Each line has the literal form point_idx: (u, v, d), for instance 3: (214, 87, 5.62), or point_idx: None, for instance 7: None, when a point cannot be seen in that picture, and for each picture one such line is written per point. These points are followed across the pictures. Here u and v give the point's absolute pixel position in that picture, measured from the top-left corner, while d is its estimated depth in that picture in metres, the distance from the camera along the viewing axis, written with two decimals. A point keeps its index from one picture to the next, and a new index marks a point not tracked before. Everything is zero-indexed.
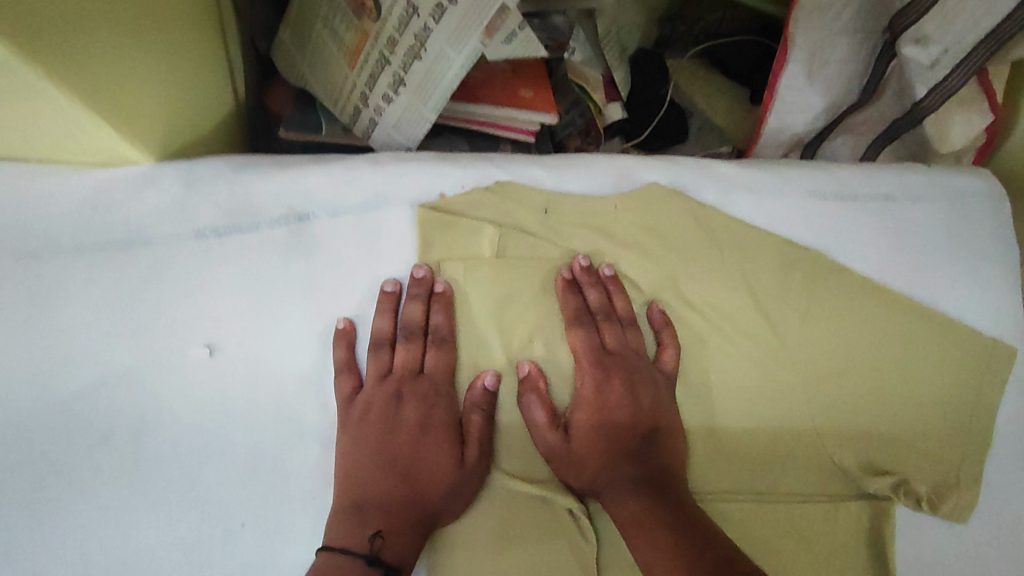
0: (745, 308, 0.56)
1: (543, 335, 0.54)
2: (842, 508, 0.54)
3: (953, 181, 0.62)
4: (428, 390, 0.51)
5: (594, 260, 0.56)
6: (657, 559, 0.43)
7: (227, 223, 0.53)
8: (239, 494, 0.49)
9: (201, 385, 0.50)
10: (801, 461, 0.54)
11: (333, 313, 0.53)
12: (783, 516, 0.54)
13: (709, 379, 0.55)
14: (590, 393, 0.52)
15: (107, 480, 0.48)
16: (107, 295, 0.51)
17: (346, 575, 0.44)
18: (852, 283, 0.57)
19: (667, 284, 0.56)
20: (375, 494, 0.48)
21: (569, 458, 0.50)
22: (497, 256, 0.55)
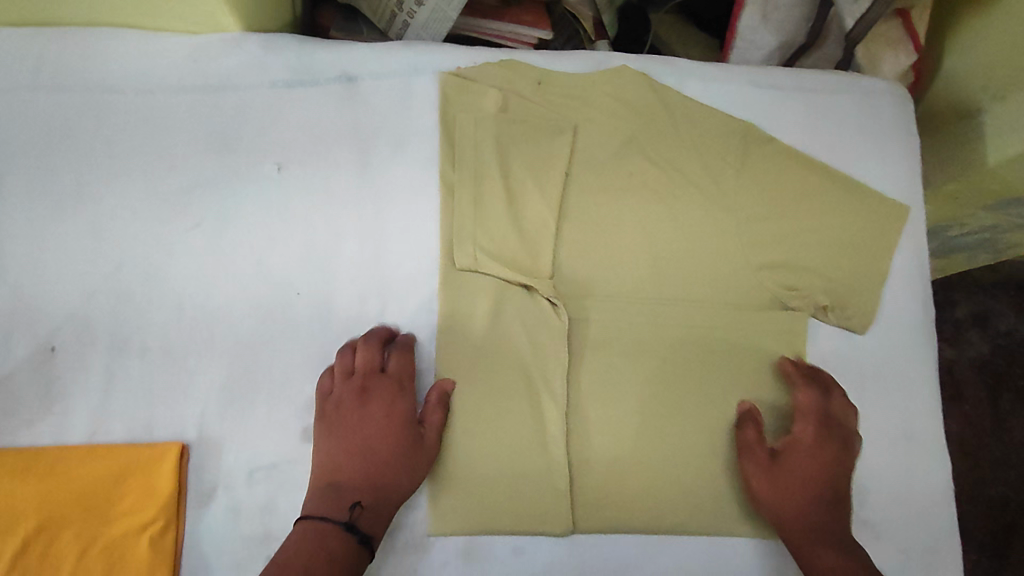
0: (695, 165, 0.71)
1: (534, 175, 0.69)
2: (764, 314, 0.70)
3: (866, 83, 0.78)
4: (391, 389, 0.62)
5: (574, 119, 0.71)
6: (829, 560, 0.61)
7: (296, 78, 0.68)
8: (296, 271, 0.64)
9: (270, 192, 0.65)
10: (732, 280, 0.70)
11: (371, 149, 0.68)
12: (715, 315, 0.69)
13: (662, 215, 0.70)
14: (814, 447, 0.65)
15: (199, 254, 0.63)
16: (203, 124, 0.66)
17: (325, 541, 0.55)
18: (780, 150, 0.73)
19: (632, 141, 0.71)
20: (347, 479, 0.59)
21: (776, 492, 0.64)
22: (501, 111, 0.70)
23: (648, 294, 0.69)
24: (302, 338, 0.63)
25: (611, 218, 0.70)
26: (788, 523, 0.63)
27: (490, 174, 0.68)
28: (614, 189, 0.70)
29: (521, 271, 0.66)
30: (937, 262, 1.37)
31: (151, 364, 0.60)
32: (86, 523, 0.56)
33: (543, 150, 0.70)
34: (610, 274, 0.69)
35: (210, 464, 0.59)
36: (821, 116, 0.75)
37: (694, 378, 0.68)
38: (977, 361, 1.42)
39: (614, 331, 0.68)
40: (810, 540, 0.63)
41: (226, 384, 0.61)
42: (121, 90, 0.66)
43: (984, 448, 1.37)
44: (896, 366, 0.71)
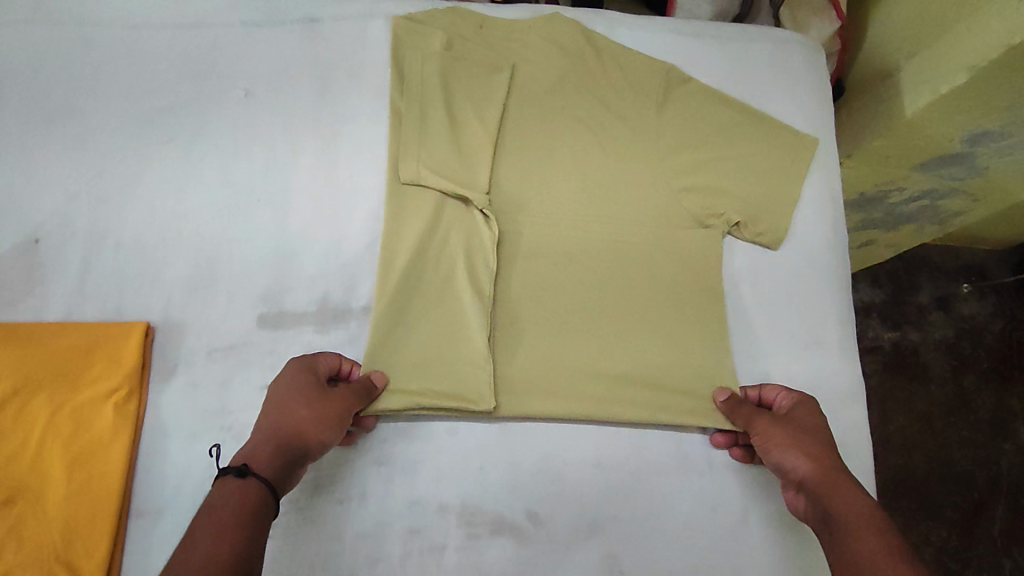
0: (624, 98, 0.78)
1: (472, 104, 0.76)
2: (682, 230, 0.76)
3: (778, 34, 0.86)
4: (308, 364, 0.62)
5: (511, 59, 0.79)
6: (836, 495, 0.56)
7: (265, 19, 0.77)
8: (257, 181, 0.71)
9: (235, 113, 0.73)
10: (653, 201, 0.76)
11: (328, 80, 0.76)
12: (635, 237, 0.75)
13: (591, 140, 0.77)
14: (803, 411, 0.65)
15: (171, 164, 0.71)
16: (179, 54, 0.74)
17: (233, 491, 0.51)
18: (699, 88, 0.80)
19: (563, 78, 0.79)
20: (264, 442, 0.56)
21: (788, 446, 0.61)
22: (445, 47, 0.77)
23: (576, 216, 0.75)
24: (261, 238, 0.70)
25: (543, 143, 0.77)
26: (812, 472, 0.59)
27: (434, 101, 0.74)
28: (547, 119, 0.78)
29: (460, 184, 0.72)
30: (890, 237, 1.43)
31: (123, 256, 0.68)
32: (59, 388, 0.62)
33: (482, 83, 0.77)
34: (541, 194, 0.75)
35: (172, 343, 0.66)
36: (738, 62, 0.84)
37: (615, 295, 0.74)
38: (941, 343, 1.49)
39: (542, 246, 0.74)
40: (836, 480, 0.57)
41: (190, 275, 0.68)
42: (112, 25, 0.74)
43: (948, 425, 1.43)
44: (811, 280, 0.77)
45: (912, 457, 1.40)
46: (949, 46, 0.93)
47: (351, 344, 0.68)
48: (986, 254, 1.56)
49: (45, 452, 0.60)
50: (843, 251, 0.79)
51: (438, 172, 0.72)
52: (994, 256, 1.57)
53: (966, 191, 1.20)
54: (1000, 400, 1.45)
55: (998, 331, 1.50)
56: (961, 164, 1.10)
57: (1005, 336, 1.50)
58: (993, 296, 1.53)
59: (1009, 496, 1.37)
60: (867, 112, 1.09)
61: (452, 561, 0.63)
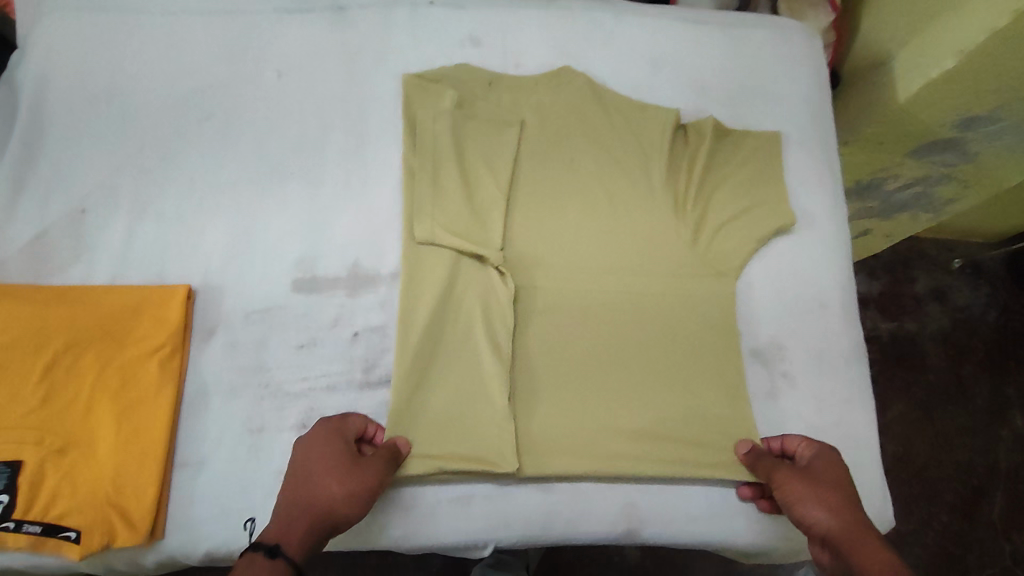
0: (631, 152, 0.79)
1: (484, 154, 0.76)
2: (701, 281, 0.75)
3: (776, 21, 0.91)
4: (333, 426, 0.62)
5: (518, 103, 0.80)
6: (864, 551, 0.53)
7: (295, 6, 0.82)
8: (288, 159, 0.75)
9: (268, 94, 0.78)
10: (669, 247, 0.75)
11: (355, 63, 0.80)
12: (653, 287, 0.74)
13: (597, 142, 0.79)
14: (824, 464, 0.64)
15: (208, 141, 0.75)
16: (214, 39, 0.79)
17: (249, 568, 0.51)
18: (710, 129, 0.80)
19: (569, 126, 0.79)
20: (286, 514, 0.55)
21: (808, 500, 0.59)
22: (455, 104, 0.77)
23: (593, 269, 0.74)
24: (294, 211, 0.74)
25: (556, 200, 0.76)
26: (836, 524, 0.57)
27: (446, 157, 0.74)
28: (558, 175, 0.77)
29: (474, 242, 0.71)
30: (887, 226, 1.47)
31: (165, 225, 0.71)
32: (107, 345, 0.65)
33: (492, 139, 0.77)
34: (557, 251, 0.75)
35: (212, 306, 0.69)
36: (740, 48, 0.88)
37: (632, 346, 0.73)
38: (939, 333, 1.53)
39: (558, 300, 0.73)
40: (860, 533, 0.55)
41: (227, 244, 0.71)
42: (151, 11, 0.79)
43: (946, 413, 1.47)
44: (816, 248, 0.79)
45: (912, 443, 1.44)
46: (940, 33, 0.97)
47: (380, 307, 0.71)
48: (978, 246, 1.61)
49: (96, 406, 0.63)
50: (843, 221, 0.82)
51: (452, 231, 0.71)
52: (987, 248, 1.61)
53: (958, 178, 1.24)
54: (996, 389, 1.49)
55: (993, 321, 1.55)
56: (954, 150, 1.14)
57: (999, 326, 1.55)
58: (988, 288, 1.58)
59: (1007, 481, 1.41)
60: (864, 100, 1.13)
61: (480, 510, 0.67)
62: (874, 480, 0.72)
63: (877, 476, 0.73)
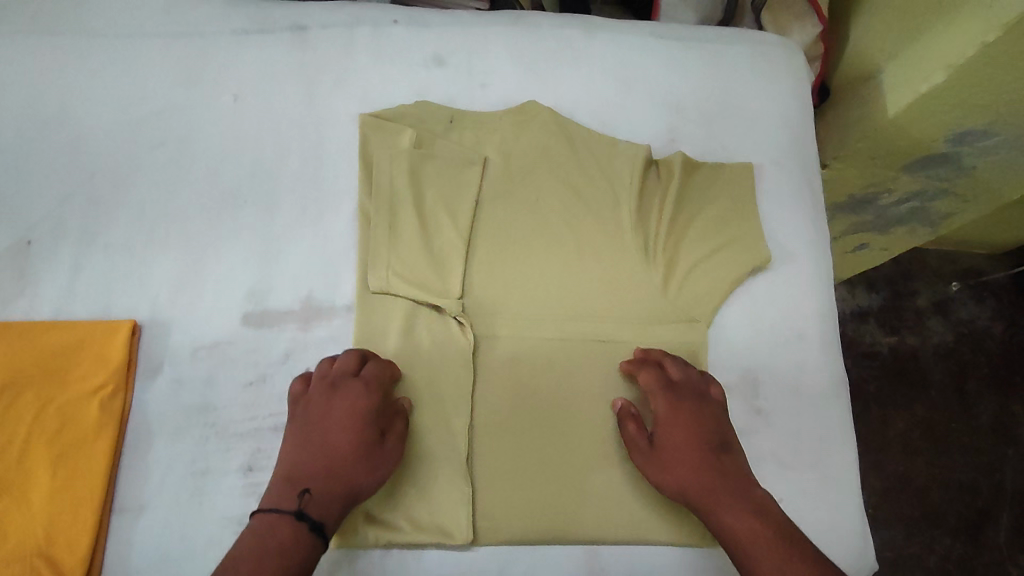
0: (598, 192, 0.76)
1: (444, 197, 0.74)
2: (669, 329, 0.72)
3: (755, 36, 0.87)
4: (359, 387, 0.62)
5: (482, 138, 0.77)
6: (724, 521, 0.59)
7: (254, 28, 0.79)
8: (244, 185, 0.73)
9: (226, 119, 0.75)
10: (637, 294, 0.72)
11: (314, 86, 0.78)
12: (620, 336, 0.71)
13: (566, 175, 0.77)
14: (670, 420, 0.65)
15: (161, 168, 0.72)
16: (171, 63, 0.77)
17: (276, 532, 0.55)
18: (679, 166, 0.77)
19: (532, 167, 0.77)
20: (306, 470, 0.59)
21: (666, 476, 0.63)
22: (414, 146, 0.75)
23: (558, 318, 0.71)
24: (247, 241, 0.71)
25: (521, 247, 0.74)
26: (691, 492, 0.62)
27: (404, 201, 0.73)
28: (522, 217, 0.75)
29: (433, 292, 0.69)
30: (883, 240, 1.43)
31: (112, 256, 0.69)
32: (46, 385, 0.63)
33: (454, 181, 0.75)
34: (518, 297, 0.71)
35: (159, 341, 0.66)
36: (718, 62, 0.84)
37: (599, 400, 0.69)
38: (941, 347, 1.49)
39: (519, 352, 0.70)
40: (715, 501, 0.60)
41: (178, 276, 0.69)
42: (103, 33, 0.77)
43: (949, 432, 1.41)
44: (795, 278, 0.76)
45: (914, 464, 1.39)
46: (927, 45, 0.94)
47: (336, 340, 0.69)
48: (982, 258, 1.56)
49: (32, 450, 0.61)
50: (824, 247, 0.79)
51: (409, 281, 0.70)
52: (990, 260, 1.57)
53: (955, 192, 1.21)
54: (1001, 407, 1.44)
55: (997, 334, 1.50)
56: (949, 163, 1.11)
57: (1003, 340, 1.50)
58: (991, 301, 1.53)
59: (1013, 502, 1.36)
60: (851, 115, 1.08)
61: (434, 559, 0.63)
62: (854, 519, 0.69)
63: (857, 516, 0.69)
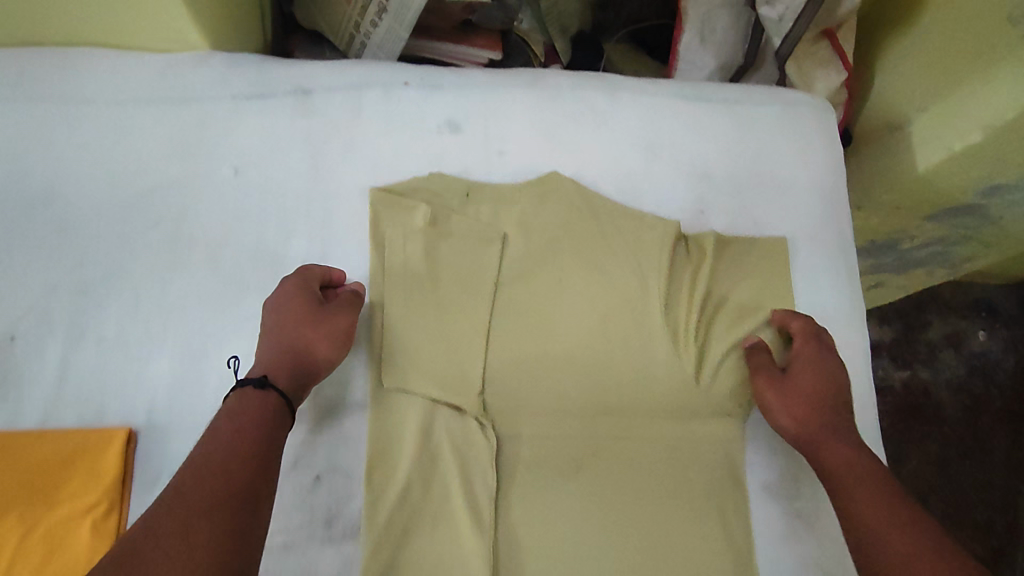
0: (625, 271, 0.71)
1: (463, 280, 0.70)
2: (701, 423, 0.68)
3: (786, 96, 0.82)
4: (303, 289, 0.64)
5: (502, 212, 0.72)
6: (835, 462, 0.62)
7: (254, 92, 0.74)
8: (248, 269, 0.68)
9: (227, 195, 0.70)
10: (670, 386, 0.68)
11: (321, 157, 0.73)
12: (651, 430, 0.68)
13: (591, 253, 0.72)
14: (811, 360, 0.68)
15: (158, 252, 0.68)
16: (166, 133, 0.71)
17: (249, 409, 0.56)
18: (710, 244, 0.73)
19: (555, 246, 0.72)
20: (266, 364, 0.61)
21: (783, 408, 0.66)
22: (429, 225, 0.70)
23: (585, 412, 0.68)
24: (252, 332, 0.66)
25: (545, 334, 0.69)
26: (806, 430, 0.65)
27: (421, 286, 0.69)
28: (545, 301, 0.70)
29: (453, 391, 0.66)
30: (900, 279, 1.39)
31: (105, 353, 0.64)
32: (32, 505, 0.57)
33: (472, 261, 0.70)
34: (542, 391, 0.67)
35: (158, 449, 0.62)
36: (748, 127, 0.79)
37: (630, 499, 0.66)
38: (954, 381, 1.43)
39: (545, 451, 0.66)
40: (827, 437, 0.64)
41: (178, 373, 0.64)
42: (91, 102, 0.71)
43: (963, 470, 1.37)
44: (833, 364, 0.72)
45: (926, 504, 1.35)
46: (960, 103, 0.89)
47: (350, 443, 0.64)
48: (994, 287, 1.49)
49: None
50: (861, 325, 0.75)
51: (429, 378, 0.66)
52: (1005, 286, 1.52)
53: (977, 239, 1.16)
54: (1017, 442, 1.39)
55: (1009, 365, 1.45)
56: (973, 214, 1.07)
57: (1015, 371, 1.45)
58: (1004, 331, 1.48)
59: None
60: (877, 165, 1.03)
61: None
62: None
63: None
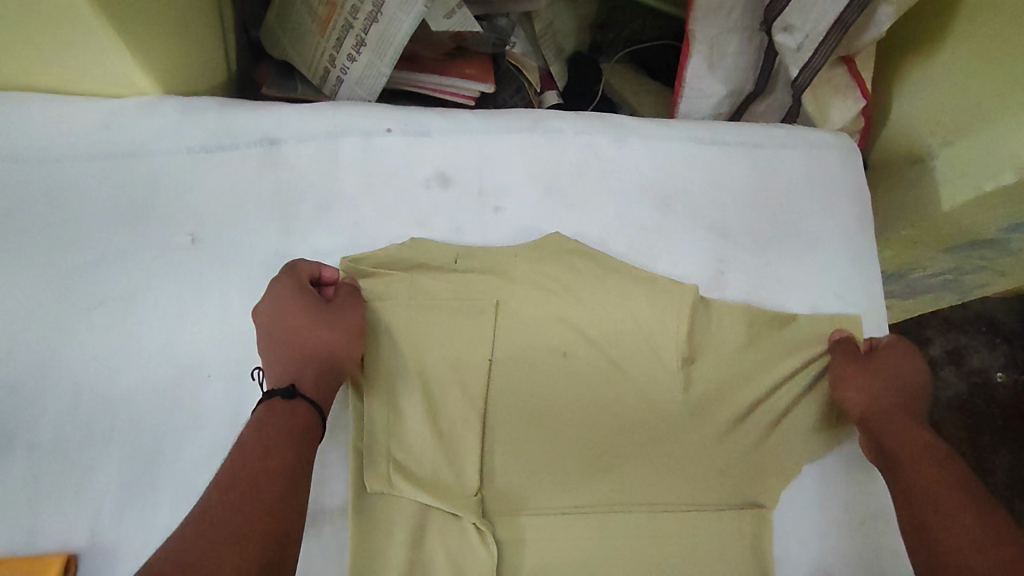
0: (637, 345, 0.63)
1: (454, 363, 0.61)
2: (726, 518, 0.60)
3: (809, 136, 0.74)
4: (299, 288, 0.58)
5: (498, 278, 0.64)
6: (908, 446, 0.56)
7: (214, 142, 0.64)
8: (205, 352, 0.59)
9: (181, 264, 0.61)
10: (689, 474, 0.61)
11: (289, 217, 0.63)
12: (672, 527, 0.60)
13: (598, 323, 0.64)
14: (896, 352, 0.63)
15: (100, 336, 0.58)
16: (112, 193, 0.62)
17: (282, 420, 0.51)
18: (731, 310, 0.65)
19: (557, 318, 0.63)
20: (284, 370, 0.55)
21: (858, 390, 0.60)
22: (413, 299, 0.62)
23: (599, 507, 0.59)
24: (210, 429, 0.57)
25: (547, 419, 0.61)
26: (877, 410, 0.59)
27: (407, 371, 0.60)
28: (546, 380, 0.62)
29: (444, 493, 0.57)
30: (908, 301, 1.20)
31: (39, 460, 0.55)
32: None
33: (463, 338, 0.62)
34: (546, 484, 0.59)
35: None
36: (769, 174, 0.72)
37: None
38: (954, 401, 1.20)
39: (552, 557, 0.57)
40: (901, 421, 0.58)
41: (123, 482, 0.55)
42: (24, 157, 0.62)
43: None
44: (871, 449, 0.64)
45: None
46: (992, 138, 0.82)
47: (327, 561, 0.55)
48: (1003, 299, 1.24)
49: None
50: None
51: (419, 480, 0.57)
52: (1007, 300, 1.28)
53: (995, 269, 1.01)
54: (1019, 461, 1.17)
55: (1012, 383, 1.21)
56: (991, 246, 0.94)
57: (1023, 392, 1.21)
58: (1004, 345, 1.24)
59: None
60: (895, 198, 0.96)
61: None
62: None
63: None
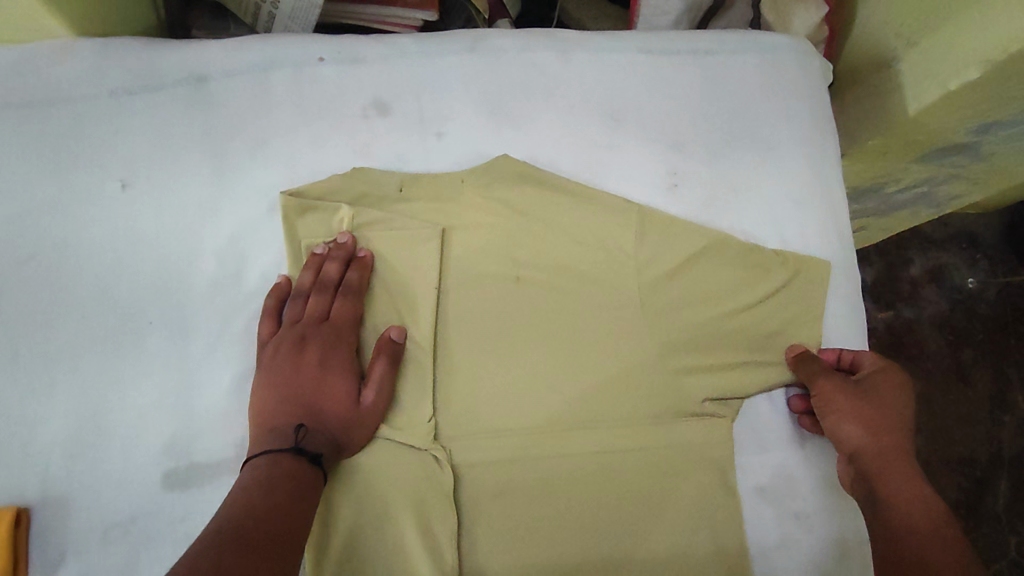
0: (591, 264, 0.61)
1: (401, 296, 0.60)
2: (689, 427, 0.60)
3: (761, 39, 0.71)
4: (332, 333, 0.58)
5: (443, 209, 0.62)
6: (896, 490, 0.55)
7: (136, 83, 0.61)
8: (147, 298, 0.57)
9: (113, 212, 0.59)
10: (648, 389, 0.59)
11: (221, 158, 0.61)
12: (629, 442, 0.59)
13: (547, 244, 0.62)
14: (874, 377, 0.60)
15: (35, 289, 0.57)
16: (33, 143, 0.59)
17: (279, 467, 0.50)
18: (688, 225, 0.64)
19: (506, 242, 0.61)
20: (288, 421, 0.54)
21: (850, 428, 0.58)
22: (354, 231, 0.61)
23: (560, 426, 0.59)
24: (157, 378, 0.56)
25: (498, 342, 0.59)
26: (859, 442, 0.57)
27: (353, 304, 0.59)
28: (498, 306, 0.60)
29: (396, 420, 0.57)
30: (885, 220, 1.17)
31: None
32: None
33: (408, 268, 0.60)
34: (503, 404, 0.58)
35: (60, 525, 0.52)
36: (721, 82, 0.69)
37: (617, 522, 0.57)
38: (934, 318, 1.20)
39: (510, 477, 0.57)
40: (895, 464, 0.56)
41: (73, 433, 0.54)
42: None
43: (948, 404, 1.16)
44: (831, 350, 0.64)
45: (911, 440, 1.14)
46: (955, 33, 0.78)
47: None
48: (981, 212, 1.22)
49: None
50: (857, 300, 0.66)
51: (370, 410, 0.56)
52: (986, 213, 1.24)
53: (968, 176, 0.99)
54: (999, 373, 1.17)
55: (993, 296, 1.20)
56: (963, 152, 0.91)
57: (1003, 302, 1.20)
58: (985, 262, 1.22)
59: (1013, 467, 1.13)
60: (862, 107, 0.92)
61: None
62: None
63: None
